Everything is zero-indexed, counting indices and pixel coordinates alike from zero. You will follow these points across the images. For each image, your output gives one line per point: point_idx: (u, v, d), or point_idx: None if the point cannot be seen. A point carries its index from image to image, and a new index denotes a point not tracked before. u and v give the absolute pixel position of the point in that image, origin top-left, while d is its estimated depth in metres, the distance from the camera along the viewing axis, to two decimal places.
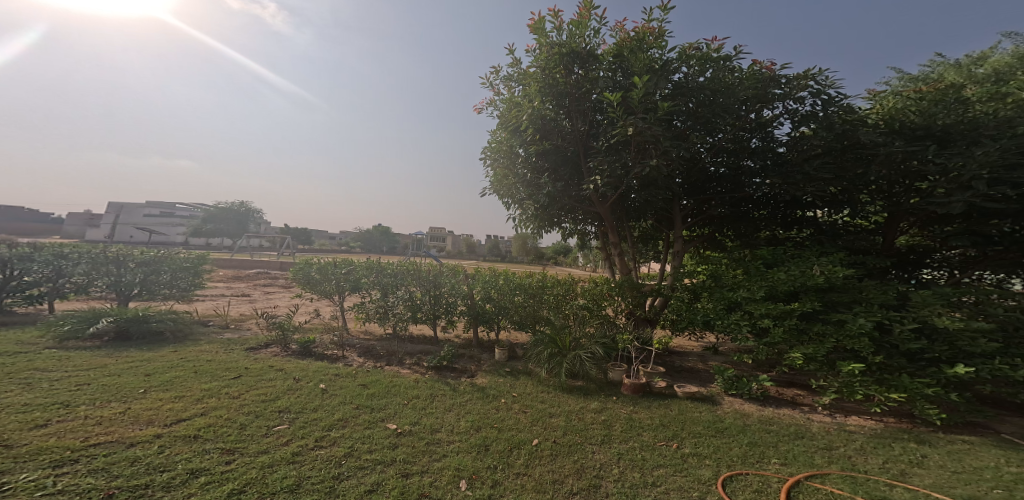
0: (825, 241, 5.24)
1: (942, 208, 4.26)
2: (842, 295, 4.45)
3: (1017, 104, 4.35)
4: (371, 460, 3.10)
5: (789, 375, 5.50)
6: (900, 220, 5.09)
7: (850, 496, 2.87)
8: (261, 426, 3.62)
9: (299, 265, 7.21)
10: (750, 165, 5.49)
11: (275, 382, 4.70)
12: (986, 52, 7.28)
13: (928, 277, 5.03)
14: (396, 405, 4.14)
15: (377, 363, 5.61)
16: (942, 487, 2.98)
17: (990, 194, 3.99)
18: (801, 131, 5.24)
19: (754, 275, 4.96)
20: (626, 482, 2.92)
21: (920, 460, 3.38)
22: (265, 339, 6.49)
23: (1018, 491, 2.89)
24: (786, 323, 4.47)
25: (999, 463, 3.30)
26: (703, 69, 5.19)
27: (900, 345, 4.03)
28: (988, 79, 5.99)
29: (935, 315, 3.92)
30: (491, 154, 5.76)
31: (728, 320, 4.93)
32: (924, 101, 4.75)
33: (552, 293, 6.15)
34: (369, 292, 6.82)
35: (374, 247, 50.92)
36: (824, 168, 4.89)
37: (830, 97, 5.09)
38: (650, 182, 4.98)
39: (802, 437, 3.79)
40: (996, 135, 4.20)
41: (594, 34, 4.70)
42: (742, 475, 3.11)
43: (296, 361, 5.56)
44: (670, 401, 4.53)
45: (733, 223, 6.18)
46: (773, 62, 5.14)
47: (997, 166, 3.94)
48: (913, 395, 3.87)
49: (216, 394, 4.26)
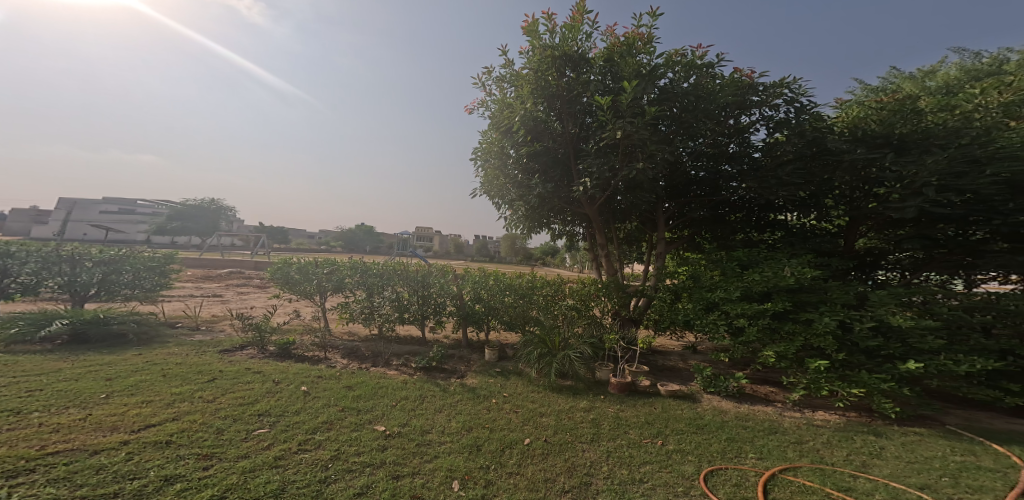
0: (796, 243, 5.47)
1: (898, 212, 4.51)
2: (810, 295, 4.66)
3: (965, 116, 4.70)
4: (360, 462, 3.06)
5: (762, 372, 5.71)
6: (859, 224, 5.38)
7: (822, 487, 3.02)
8: (239, 430, 3.50)
9: (277, 265, 7.02)
10: (728, 170, 5.70)
11: (252, 385, 4.55)
12: (936, 66, 7.86)
13: (882, 277, 5.28)
14: (384, 407, 4.08)
15: (362, 364, 5.51)
16: (899, 477, 3.18)
17: (939, 199, 4.28)
18: (775, 137, 5.46)
19: (730, 276, 5.13)
20: (615, 479, 2.98)
21: (878, 451, 3.59)
22: (240, 341, 6.28)
23: (964, 479, 3.11)
24: (760, 322, 4.66)
25: (947, 452, 3.55)
26: (688, 75, 5.34)
27: (859, 343, 4.26)
28: (940, 91, 6.46)
29: (891, 314, 4.15)
30: (482, 155, 5.74)
31: (706, 320, 5.09)
32: (885, 110, 5.06)
33: (542, 293, 6.19)
34: (354, 292, 6.69)
35: (356, 246, 49.98)
36: (795, 174, 5.12)
37: (802, 105, 5.35)
38: (636, 185, 5.09)
39: (775, 432, 3.95)
40: (945, 144, 4.53)
41: (586, 38, 4.76)
42: (721, 469, 3.23)
43: (275, 363, 5.40)
44: (653, 399, 4.64)
45: (712, 225, 6.39)
46: (752, 70, 5.34)
47: (946, 173, 4.24)
48: (871, 390, 4.10)
49: (189, 398, 4.09)
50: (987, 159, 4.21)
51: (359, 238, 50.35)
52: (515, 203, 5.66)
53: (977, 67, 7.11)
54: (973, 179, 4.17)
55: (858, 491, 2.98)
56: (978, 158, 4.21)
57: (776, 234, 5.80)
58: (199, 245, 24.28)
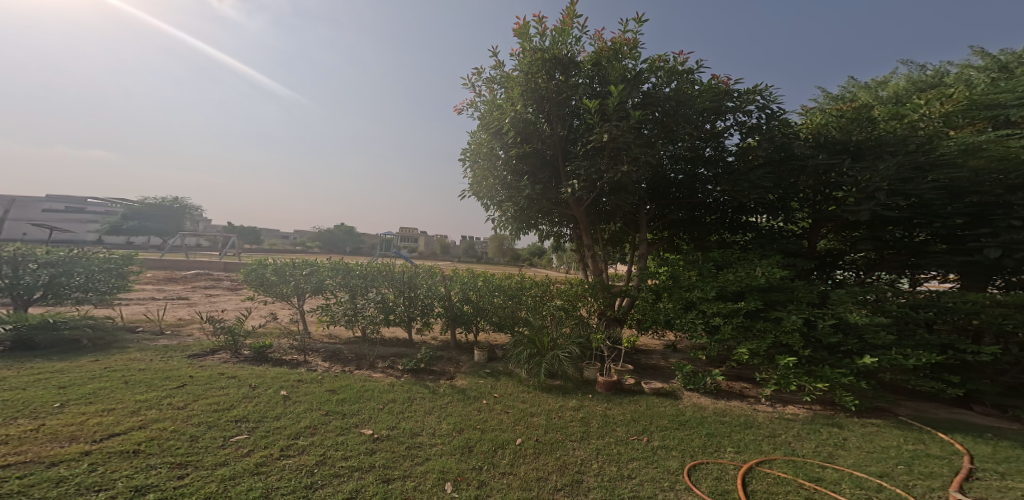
0: (766, 244, 5.66)
1: (853, 215, 4.81)
2: (779, 294, 4.87)
3: (911, 125, 5.07)
4: (348, 467, 2.99)
5: (737, 369, 5.89)
6: (822, 226, 5.61)
7: (796, 478, 3.16)
8: (215, 437, 3.36)
9: (250, 266, 6.78)
10: (705, 173, 5.88)
11: (227, 390, 4.38)
12: (888, 77, 8.41)
13: (840, 277, 5.62)
14: (370, 410, 4.01)
15: (345, 367, 5.39)
16: (861, 466, 3.36)
17: (890, 203, 4.60)
18: (748, 142, 5.68)
19: (706, 276, 5.30)
20: (605, 476, 3.04)
21: (842, 442, 3.80)
22: (211, 345, 6.02)
23: (917, 466, 3.33)
24: (734, 321, 4.84)
25: (902, 441, 3.79)
26: (670, 81, 5.47)
27: (823, 339, 4.49)
28: (891, 100, 6.92)
29: (849, 311, 4.40)
30: (471, 156, 5.73)
31: (685, 318, 5.24)
32: (843, 118, 5.37)
33: (531, 295, 6.23)
34: (335, 294, 6.53)
35: (334, 246, 48.75)
36: (766, 177, 5.33)
37: (773, 112, 5.59)
38: (620, 188, 5.18)
39: (750, 426, 4.11)
40: (895, 151, 4.87)
41: (576, 42, 4.82)
42: (703, 464, 3.33)
43: (251, 368, 5.21)
44: (638, 397, 4.74)
45: (689, 227, 6.55)
46: (728, 76, 5.53)
47: (895, 179, 4.56)
48: (834, 384, 4.35)
49: (157, 406, 3.90)
50: (929, 166, 4.57)
51: (336, 238, 49.18)
52: (504, 204, 5.67)
53: (923, 78, 7.65)
54: (918, 184, 4.51)
55: (828, 481, 3.13)
56: (923, 165, 4.56)
57: (747, 236, 6.03)
58: (163, 246, 23.06)
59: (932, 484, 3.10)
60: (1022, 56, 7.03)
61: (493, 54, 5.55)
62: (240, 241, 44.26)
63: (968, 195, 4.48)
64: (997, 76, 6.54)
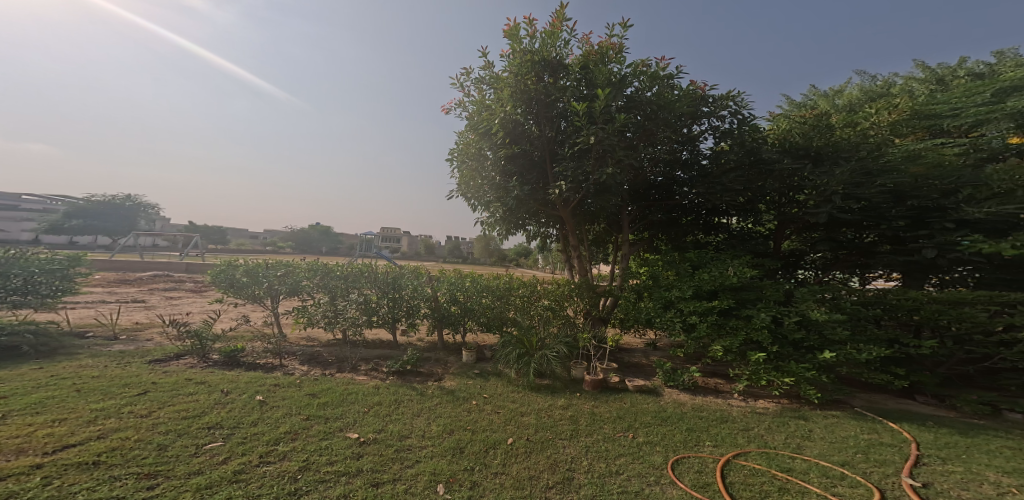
0: (737, 245, 5.88)
1: (813, 217, 5.08)
2: (749, 293, 5.06)
3: (863, 133, 5.43)
4: (334, 472, 2.93)
5: (712, 365, 6.08)
6: (784, 228, 5.92)
7: (769, 469, 3.30)
8: (186, 446, 3.21)
9: (219, 268, 6.49)
10: (682, 176, 6.06)
11: (197, 396, 4.18)
12: (842, 86, 8.96)
13: (800, 276, 5.84)
14: (355, 413, 3.94)
15: (324, 370, 5.26)
16: (826, 456, 3.55)
17: (845, 206, 4.91)
18: (721, 146, 5.89)
19: (683, 276, 5.45)
20: (595, 472, 3.09)
21: (807, 433, 3.99)
22: (175, 350, 5.72)
23: (873, 454, 3.54)
24: (709, 319, 5.01)
25: (859, 431, 4.02)
26: (651, 85, 5.61)
27: (788, 335, 4.70)
28: (846, 108, 7.38)
29: (811, 309, 4.64)
30: (459, 156, 5.70)
31: (665, 317, 5.37)
32: (805, 125, 5.68)
33: (519, 294, 6.29)
34: (313, 295, 6.34)
35: (309, 246, 47.38)
36: (737, 180, 5.56)
37: (744, 117, 5.84)
38: (604, 189, 5.26)
39: (725, 421, 4.26)
40: (849, 157, 5.21)
41: (564, 45, 4.90)
42: (686, 458, 3.43)
43: (222, 373, 5.00)
44: (621, 394, 4.84)
45: (667, 228, 6.71)
46: (704, 82, 5.72)
47: (849, 183, 4.87)
48: (799, 378, 4.57)
49: (117, 414, 3.69)
50: (876, 172, 4.93)
51: (311, 238, 47.79)
52: (492, 205, 5.67)
53: (874, 88, 8.20)
54: (868, 188, 4.85)
55: (798, 471, 3.29)
56: (872, 170, 4.91)
57: (719, 237, 6.25)
58: (119, 246, 21.66)
59: (887, 470, 3.31)
60: (957, 70, 7.65)
61: (483, 55, 5.55)
62: (206, 241, 42.29)
63: (909, 199, 4.85)
64: (936, 88, 7.09)
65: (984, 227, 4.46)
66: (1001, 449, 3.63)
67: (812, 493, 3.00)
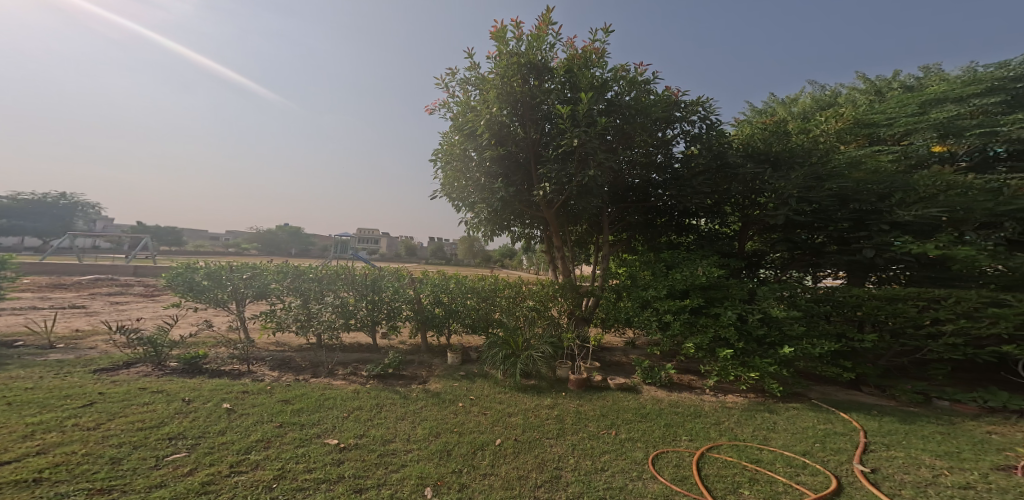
0: (706, 245, 6.10)
1: (772, 219, 5.36)
2: (717, 292, 5.24)
3: (813, 140, 5.80)
4: (312, 479, 2.84)
5: (686, 363, 6.27)
6: (747, 229, 6.16)
7: (740, 461, 3.44)
8: (144, 459, 3.02)
9: (177, 270, 6.12)
10: (656, 179, 6.23)
11: (154, 406, 3.92)
12: (796, 95, 9.50)
13: (762, 275, 6.04)
14: (333, 419, 3.83)
15: (297, 376, 5.08)
16: (789, 446, 3.74)
17: (800, 209, 5.18)
18: (692, 150, 6.11)
19: (658, 276, 5.59)
20: (581, 470, 3.13)
21: (772, 425, 4.19)
22: (124, 358, 5.33)
23: (829, 443, 3.77)
24: (682, 317, 5.17)
25: (816, 422, 4.26)
26: (630, 90, 5.73)
27: (752, 332, 4.92)
28: (800, 115, 7.82)
29: (772, 306, 4.86)
30: (443, 157, 5.66)
31: (642, 316, 5.52)
32: (766, 131, 5.99)
33: (504, 296, 6.32)
34: (282, 299, 6.05)
35: (278, 247, 45.65)
36: (706, 184, 5.80)
37: (712, 123, 6.09)
38: (586, 191, 5.33)
39: (698, 416, 4.41)
40: (803, 162, 5.55)
41: (549, 48, 4.96)
42: (665, 453, 3.53)
43: (180, 380, 4.72)
44: (600, 392, 4.92)
45: (643, 229, 6.87)
46: (677, 88, 5.91)
47: (802, 187, 5.18)
48: (763, 373, 4.79)
49: (60, 427, 3.41)
50: (826, 176, 5.28)
51: (279, 239, 46.02)
52: (477, 206, 5.64)
53: (824, 97, 8.73)
54: (818, 192, 5.19)
55: (765, 461, 3.45)
56: (822, 175, 5.27)
57: (689, 237, 6.47)
58: (58, 247, 20.03)
59: (841, 458, 3.52)
60: (892, 81, 8.25)
61: (470, 55, 5.54)
62: (161, 242, 39.84)
63: (852, 202, 5.20)
64: (874, 98, 7.64)
65: (913, 229, 4.89)
66: (933, 435, 3.94)
67: (779, 482, 3.15)
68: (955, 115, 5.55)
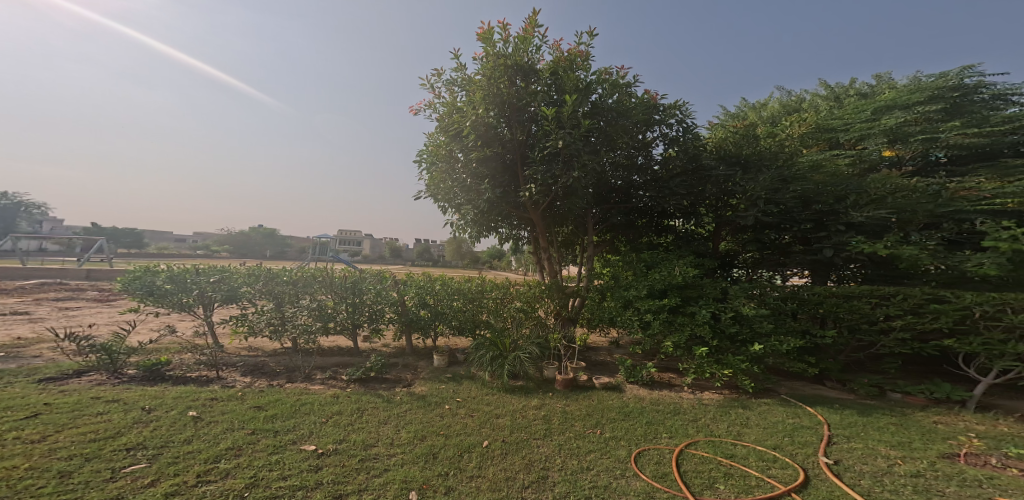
0: (683, 246, 6.24)
1: (742, 219, 5.54)
2: (693, 291, 5.38)
3: (779, 144, 6.04)
4: (288, 487, 2.77)
5: (667, 361, 6.38)
6: (721, 230, 6.33)
7: (715, 457, 3.53)
8: (100, 471, 2.86)
9: (134, 275, 5.73)
10: (637, 180, 6.33)
11: (109, 416, 3.71)
12: (764, 101, 9.85)
13: (735, 275, 6.20)
14: (311, 424, 3.73)
15: (271, 382, 4.92)
16: (761, 441, 3.86)
17: (767, 210, 5.36)
18: (670, 152, 6.25)
19: (638, 276, 5.68)
20: (568, 470, 3.15)
21: (745, 420, 4.32)
22: (75, 366, 5.01)
23: (797, 437, 3.91)
24: (661, 316, 5.27)
25: (785, 417, 4.41)
26: (613, 93, 5.81)
27: (725, 330, 5.07)
28: (768, 120, 8.11)
29: (743, 304, 5.01)
30: (428, 158, 5.65)
31: (625, 316, 5.59)
32: (736, 135, 6.21)
33: (491, 297, 6.32)
34: (255, 303, 5.73)
35: (251, 250, 44.21)
36: (682, 185, 5.95)
37: (689, 126, 6.24)
38: (572, 193, 5.38)
39: (678, 413, 4.50)
40: (771, 165, 5.77)
41: (536, 50, 5.00)
42: (647, 450, 3.58)
43: (141, 389, 4.49)
44: (579, 391, 4.96)
45: (625, 230, 6.98)
46: (656, 91, 6.04)
47: (770, 189, 5.39)
48: (735, 370, 4.93)
49: (2, 441, 3.17)
50: (791, 178, 5.51)
51: (252, 241, 44.55)
52: (463, 208, 5.62)
53: (790, 103, 9.08)
54: (784, 194, 5.39)
55: (739, 456, 3.55)
56: (788, 177, 5.50)
57: (668, 238, 6.63)
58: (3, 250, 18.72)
59: (808, 451, 3.66)
60: (849, 89, 8.66)
61: (456, 56, 5.53)
62: (123, 244, 37.88)
63: (814, 204, 5.44)
64: (833, 104, 8.00)
65: (866, 230, 5.11)
66: (887, 426, 4.14)
67: (752, 475, 3.25)
68: (902, 121, 5.84)
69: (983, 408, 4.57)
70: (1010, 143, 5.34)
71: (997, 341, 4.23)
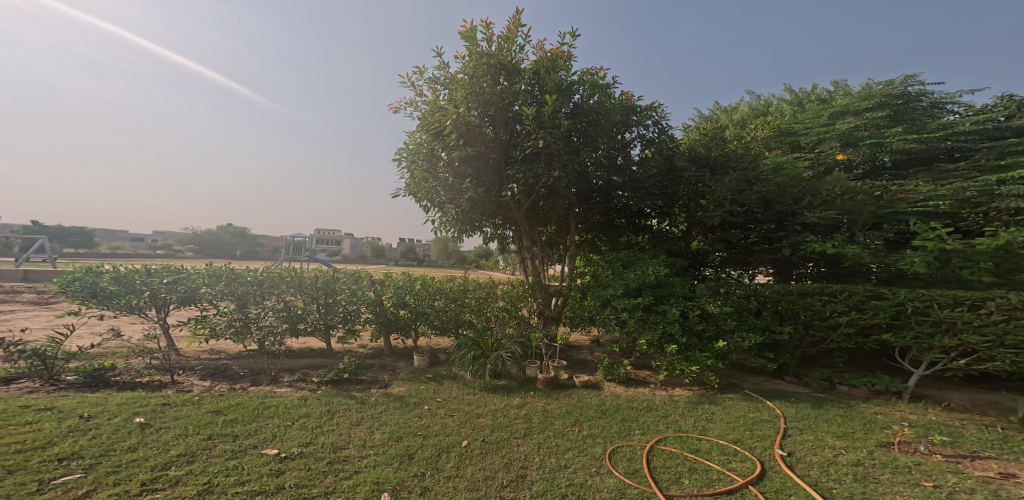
0: (658, 246, 6.39)
1: (709, 219, 5.71)
2: (665, 290, 5.49)
3: (744, 147, 6.32)
4: (246, 491, 2.63)
5: (642, 359, 6.50)
6: (692, 229, 6.47)
7: (682, 452, 3.62)
8: (27, 485, 2.60)
9: (73, 276, 5.20)
10: (617, 180, 6.39)
11: (40, 425, 3.39)
12: (734, 105, 10.23)
13: (705, 273, 6.38)
14: (274, 428, 3.57)
15: (232, 385, 4.67)
16: (724, 435, 3.99)
17: (734, 211, 5.56)
18: (646, 153, 6.38)
19: (615, 275, 5.76)
20: (546, 468, 3.15)
21: (710, 415, 4.46)
22: (3, 373, 4.55)
23: (756, 430, 4.07)
24: (636, 315, 5.36)
25: (747, 411, 4.58)
26: (593, 93, 5.87)
27: (693, 327, 5.21)
28: (739, 123, 8.45)
29: (709, 303, 5.18)
30: (409, 156, 5.56)
31: (603, 315, 5.67)
32: (704, 138, 6.43)
33: (474, 296, 6.26)
34: (216, 304, 5.42)
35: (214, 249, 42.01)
36: (657, 186, 6.09)
37: (664, 127, 6.39)
38: (554, 192, 5.40)
39: (650, 409, 4.59)
40: (737, 167, 5.99)
41: (519, 50, 4.98)
42: (621, 447, 3.63)
43: (81, 395, 4.14)
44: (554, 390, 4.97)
45: (604, 230, 7.08)
46: (633, 93, 6.16)
47: (736, 192, 5.59)
48: (703, 366, 5.08)
49: None
50: (754, 180, 5.75)
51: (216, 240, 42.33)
52: (445, 206, 5.52)
53: (758, 107, 9.47)
54: (748, 195, 5.61)
55: (704, 450, 3.66)
56: (751, 179, 5.72)
57: (644, 237, 6.76)
58: None
59: (766, 443, 3.82)
60: (811, 94, 9.12)
61: (437, 55, 5.47)
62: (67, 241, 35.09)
63: (774, 205, 5.68)
64: (797, 109, 8.36)
65: (819, 230, 5.37)
66: (835, 418, 4.38)
67: (714, 469, 3.35)
68: (854, 126, 6.25)
69: (922, 398, 4.92)
70: (944, 149, 5.71)
71: (926, 335, 4.49)
